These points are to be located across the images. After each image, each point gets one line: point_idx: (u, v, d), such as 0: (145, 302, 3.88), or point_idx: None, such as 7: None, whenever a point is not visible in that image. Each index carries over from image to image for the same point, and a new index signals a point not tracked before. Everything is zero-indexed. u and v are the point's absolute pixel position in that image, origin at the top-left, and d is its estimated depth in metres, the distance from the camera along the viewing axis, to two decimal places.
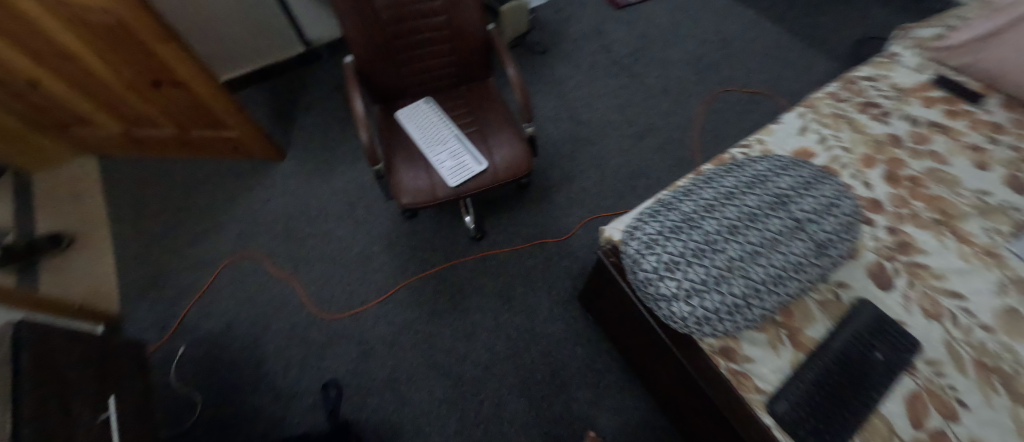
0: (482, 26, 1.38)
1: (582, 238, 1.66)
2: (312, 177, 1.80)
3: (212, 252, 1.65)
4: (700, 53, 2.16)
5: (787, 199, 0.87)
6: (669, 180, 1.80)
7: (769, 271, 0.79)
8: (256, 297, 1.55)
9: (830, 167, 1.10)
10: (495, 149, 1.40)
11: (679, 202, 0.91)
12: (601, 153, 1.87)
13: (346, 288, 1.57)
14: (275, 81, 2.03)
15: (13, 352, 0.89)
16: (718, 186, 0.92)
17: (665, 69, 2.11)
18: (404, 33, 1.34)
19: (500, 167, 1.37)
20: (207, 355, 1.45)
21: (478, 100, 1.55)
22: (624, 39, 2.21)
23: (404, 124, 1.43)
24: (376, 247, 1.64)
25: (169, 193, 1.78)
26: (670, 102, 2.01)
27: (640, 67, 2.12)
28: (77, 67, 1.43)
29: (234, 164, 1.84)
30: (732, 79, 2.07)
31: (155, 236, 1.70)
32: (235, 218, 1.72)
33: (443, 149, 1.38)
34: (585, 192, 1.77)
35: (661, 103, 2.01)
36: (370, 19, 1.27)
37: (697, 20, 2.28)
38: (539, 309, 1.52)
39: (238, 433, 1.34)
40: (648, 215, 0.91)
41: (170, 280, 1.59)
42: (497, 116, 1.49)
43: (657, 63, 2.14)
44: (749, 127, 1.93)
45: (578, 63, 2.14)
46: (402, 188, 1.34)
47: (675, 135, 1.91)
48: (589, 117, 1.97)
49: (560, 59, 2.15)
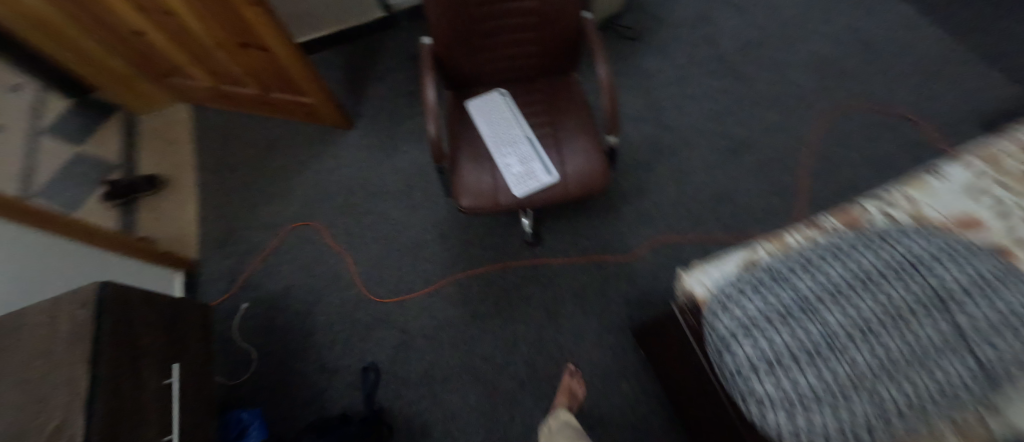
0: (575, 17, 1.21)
1: (647, 261, 1.51)
2: (377, 151, 1.78)
3: (278, 214, 1.70)
4: (826, 57, 1.82)
5: (957, 301, 0.64)
6: (760, 208, 1.57)
7: (916, 397, 0.59)
8: (312, 266, 1.59)
9: (1003, 245, 0.86)
10: (568, 159, 1.26)
11: (792, 277, 0.74)
12: (684, 166, 1.67)
13: (397, 273, 1.56)
14: (354, 44, 1.99)
15: (96, 312, 0.93)
16: (848, 262, 0.73)
17: (779, 73, 1.81)
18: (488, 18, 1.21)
19: (572, 180, 1.24)
20: (263, 316, 1.51)
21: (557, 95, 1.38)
22: (735, 30, 1.91)
23: (474, 118, 1.32)
24: (430, 235, 1.61)
25: (244, 148, 1.83)
26: (778, 114, 1.73)
27: (748, 67, 1.83)
28: (175, 22, 1.46)
29: (307, 127, 1.86)
30: (862, 92, 1.73)
31: (229, 189, 1.77)
32: (302, 183, 1.75)
33: (511, 153, 1.27)
34: (658, 209, 1.59)
35: (767, 113, 1.73)
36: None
37: (830, 14, 1.91)
38: (587, 331, 1.43)
39: (282, 397, 1.40)
40: (748, 288, 0.76)
41: (239, 235, 1.66)
42: (576, 117, 1.33)
43: (771, 63, 1.83)
44: (872, 156, 1.62)
45: (675, 55, 1.89)
46: (463, 189, 1.25)
47: (776, 156, 1.65)
48: (678, 122, 1.75)
49: (656, 47, 1.91)
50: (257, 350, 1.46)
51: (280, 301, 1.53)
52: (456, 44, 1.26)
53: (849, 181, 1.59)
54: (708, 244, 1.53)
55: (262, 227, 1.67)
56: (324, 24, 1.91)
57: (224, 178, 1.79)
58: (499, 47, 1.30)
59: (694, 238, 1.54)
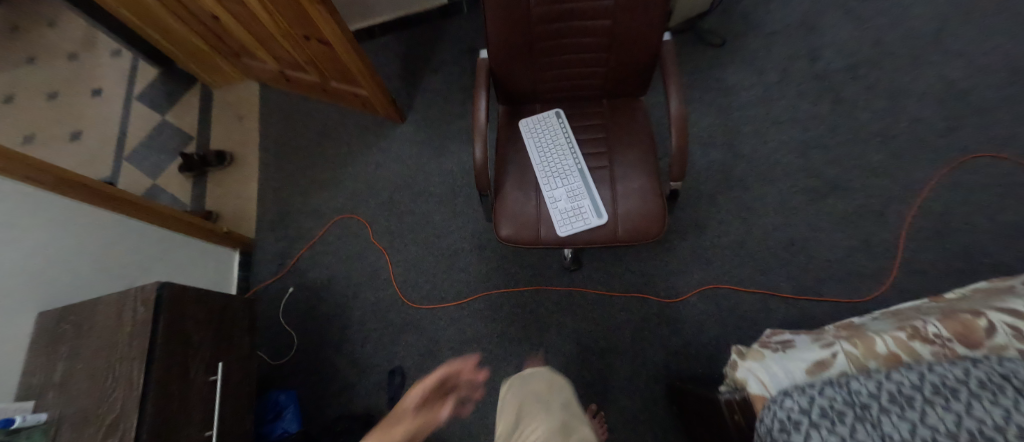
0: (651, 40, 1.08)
1: (693, 306, 1.39)
2: (427, 149, 1.75)
3: (327, 203, 1.73)
4: (952, 88, 1.52)
5: None
6: (837, 263, 1.38)
7: None
8: (353, 260, 1.62)
9: None
10: (621, 199, 1.15)
11: (877, 410, 0.67)
12: (753, 203, 1.49)
13: (433, 279, 1.56)
14: (417, 30, 1.94)
15: (155, 312, 0.95)
16: (949, 406, 0.64)
17: (887, 103, 1.54)
18: (553, 34, 1.09)
19: (622, 222, 1.13)
20: (305, 303, 1.58)
21: (617, 120, 1.25)
22: (841, 45, 1.63)
23: (526, 141, 1.23)
24: (468, 245, 1.58)
25: (304, 132, 1.88)
26: (880, 152, 1.48)
27: (850, 92, 1.57)
28: (244, 9, 1.47)
29: (362, 116, 1.85)
30: (993, 136, 1.44)
31: (286, 171, 1.83)
32: (352, 174, 1.77)
33: (561, 185, 1.16)
34: (715, 249, 1.45)
35: (865, 151, 1.49)
36: (523, 12, 1.03)
37: (967, 33, 1.58)
38: (619, 372, 1.36)
39: (315, 385, 1.47)
40: (822, 421, 0.68)
41: (291, 220, 1.72)
42: (636, 151, 1.20)
43: (881, 89, 1.56)
44: (992, 218, 1.36)
45: (763, 68, 1.65)
46: (505, 218, 1.17)
47: (866, 204, 1.43)
48: (754, 150, 1.55)
49: (742, 57, 1.67)
50: (297, 336, 1.53)
51: (322, 290, 1.59)
52: (515, 60, 1.15)
53: (957, 244, 1.35)
54: (768, 297, 1.37)
55: (312, 214, 1.72)
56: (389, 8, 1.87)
57: (284, 160, 1.85)
58: (562, 65, 1.18)
59: (754, 288, 1.39)
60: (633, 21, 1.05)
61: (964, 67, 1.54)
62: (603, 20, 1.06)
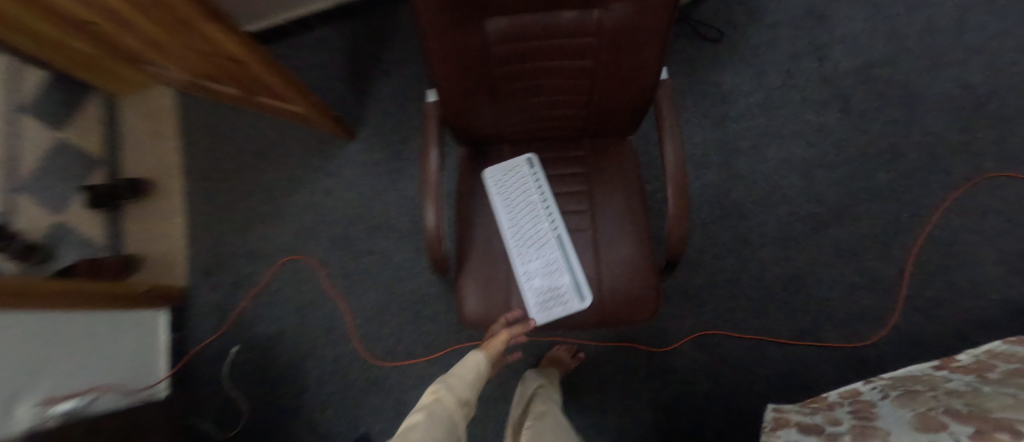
0: (648, 81, 0.84)
1: (685, 356, 1.27)
2: (381, 173, 1.51)
3: (269, 242, 1.50)
4: (973, 94, 1.35)
5: None
6: (837, 304, 1.27)
7: None
8: (305, 311, 1.43)
9: None
10: (606, 273, 0.98)
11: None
12: (750, 235, 1.34)
13: (397, 331, 1.39)
14: (360, 20, 1.61)
15: None
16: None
17: (903, 112, 1.36)
18: (522, 76, 0.84)
19: (608, 299, 0.97)
20: (253, 364, 1.40)
21: (601, 167, 1.05)
22: (854, 41, 1.42)
23: (493, 199, 1.02)
24: (435, 289, 1.40)
25: (233, 153, 1.58)
26: (891, 172, 1.33)
27: (862, 98, 1.38)
28: (125, 20, 1.12)
29: (301, 133, 1.56)
30: (1013, 151, 1.30)
31: (217, 203, 1.55)
32: (295, 204, 1.52)
33: (535, 258, 0.99)
34: (709, 289, 1.31)
35: (875, 170, 1.33)
36: (479, 59, 0.77)
37: (993, 26, 1.38)
38: (604, 431, 1.26)
39: None
40: None
41: (228, 263, 1.49)
42: (623, 209, 1.01)
43: (896, 94, 1.37)
44: (1004, 247, 1.25)
45: (767, 70, 1.43)
46: (470, 295, 0.99)
47: (871, 234, 1.30)
48: (753, 171, 1.37)
49: (742, 56, 1.44)
50: (248, 402, 1.37)
51: (271, 349, 1.40)
52: (474, 106, 0.90)
53: (964, 278, 1.24)
54: (763, 343, 1.27)
55: (252, 256, 1.49)
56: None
57: (210, 188, 1.56)
58: (533, 105, 0.95)
59: (748, 333, 1.28)
60: (625, 64, 0.80)
61: (988, 67, 1.36)
62: (584, 60, 0.82)
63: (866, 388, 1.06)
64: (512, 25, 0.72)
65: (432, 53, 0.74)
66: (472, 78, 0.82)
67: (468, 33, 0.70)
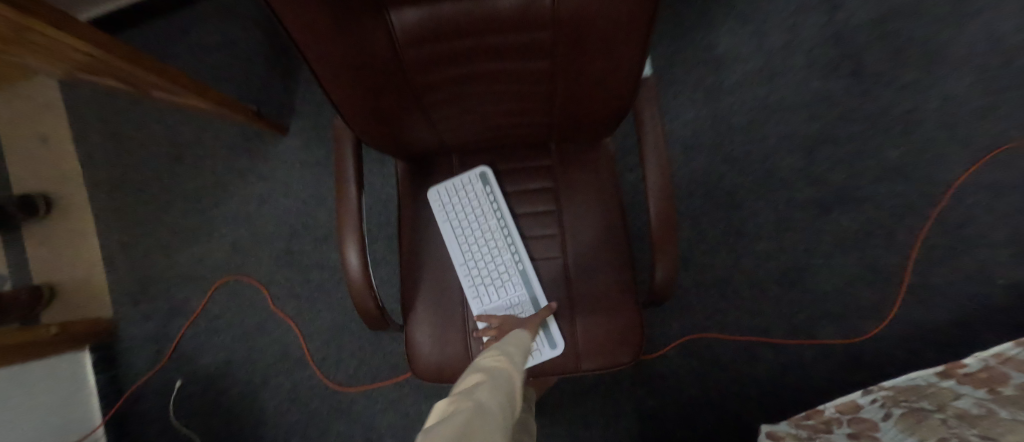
0: (625, 84, 0.63)
1: (673, 363, 1.17)
2: (323, 174, 1.29)
3: (203, 260, 1.31)
4: (1002, 49, 1.17)
5: None
6: (838, 298, 1.16)
7: None
8: (253, 337, 1.27)
9: None
10: (579, 308, 0.84)
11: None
12: (745, 225, 1.19)
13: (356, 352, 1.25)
14: None
15: None
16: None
17: (920, 75, 1.18)
18: (456, 82, 0.63)
19: (582, 340, 0.83)
20: (203, 397, 1.26)
21: (571, 179, 0.86)
22: None
23: (441, 228, 0.85)
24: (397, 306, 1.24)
25: (146, 157, 1.34)
26: (901, 145, 1.17)
27: (873, 60, 1.20)
28: None
29: (222, 129, 1.33)
30: None
31: (134, 218, 1.33)
32: (227, 215, 1.32)
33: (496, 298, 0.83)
34: (699, 290, 1.19)
35: (885, 143, 1.18)
36: (385, 64, 0.54)
37: None
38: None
39: None
40: None
41: (159, 288, 1.31)
42: (594, 229, 0.85)
43: (913, 51, 1.19)
44: (1023, 226, 1.12)
45: (765, 31, 1.23)
46: (419, 343, 0.84)
47: (877, 218, 1.17)
48: (749, 152, 1.20)
49: (736, 15, 1.23)
50: (202, 439, 1.25)
51: (220, 380, 1.27)
52: (399, 117, 0.69)
53: (978, 262, 1.13)
54: (758, 345, 1.16)
55: (185, 278, 1.31)
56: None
57: (124, 200, 1.34)
58: (480, 111, 0.72)
59: (742, 335, 1.17)
60: (593, 65, 0.59)
61: (1021, 11, 1.17)
62: (539, 62, 0.59)
63: (865, 400, 0.97)
64: (427, 20, 0.49)
65: (311, 55, 0.51)
66: (384, 84, 0.59)
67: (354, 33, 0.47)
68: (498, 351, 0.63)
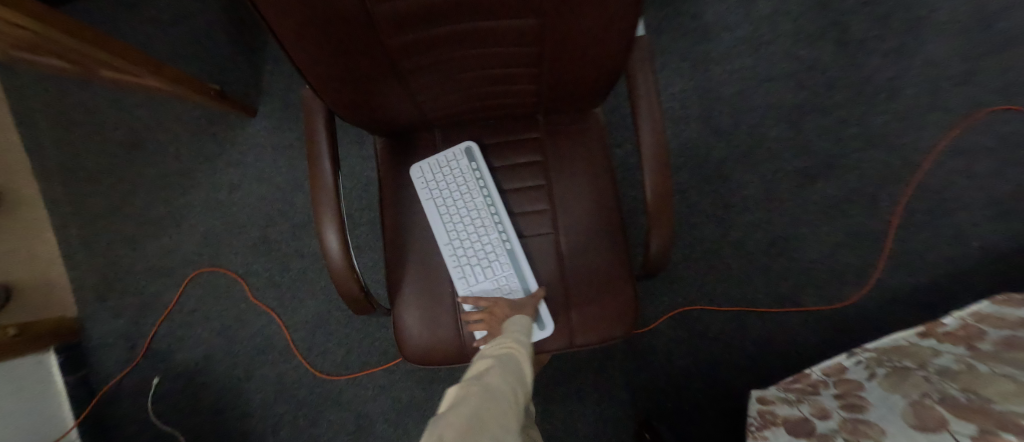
0: (614, 43, 0.59)
1: (665, 337, 1.18)
2: (297, 157, 1.22)
3: (173, 253, 1.24)
4: (981, 14, 1.17)
5: None
6: (823, 266, 1.18)
7: None
8: (233, 329, 1.22)
9: None
10: (571, 285, 0.82)
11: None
12: (733, 197, 1.19)
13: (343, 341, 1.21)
14: None
15: None
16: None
17: (902, 41, 1.18)
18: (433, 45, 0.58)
19: (576, 315, 0.81)
20: (183, 394, 1.21)
21: (559, 153, 0.83)
22: None
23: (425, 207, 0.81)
24: None
25: (101, 144, 1.24)
26: (884, 112, 1.18)
27: (858, 26, 1.19)
28: None
29: (184, 111, 1.24)
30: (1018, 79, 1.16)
31: (93, 209, 1.25)
32: (196, 204, 1.24)
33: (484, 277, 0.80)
34: (689, 263, 1.19)
35: (869, 110, 1.18)
36: (356, 22, 0.50)
37: None
38: (584, 426, 1.17)
39: None
40: None
41: (126, 283, 1.23)
42: (586, 202, 0.82)
43: (895, 16, 1.18)
44: (1000, 189, 1.14)
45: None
46: (407, 325, 0.81)
47: (861, 185, 1.18)
48: (736, 123, 1.19)
49: None
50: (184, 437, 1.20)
51: (200, 377, 1.22)
52: (374, 86, 0.64)
53: (958, 226, 1.15)
54: (747, 314, 1.17)
55: (154, 272, 1.24)
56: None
57: (81, 191, 1.24)
58: (461, 80, 0.68)
59: (731, 306, 1.18)
60: (579, 23, 0.55)
61: None
62: (523, 21, 0.55)
63: (851, 363, 0.97)
64: None
65: (270, 12, 0.46)
66: (355, 46, 0.55)
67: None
68: (508, 339, 0.63)
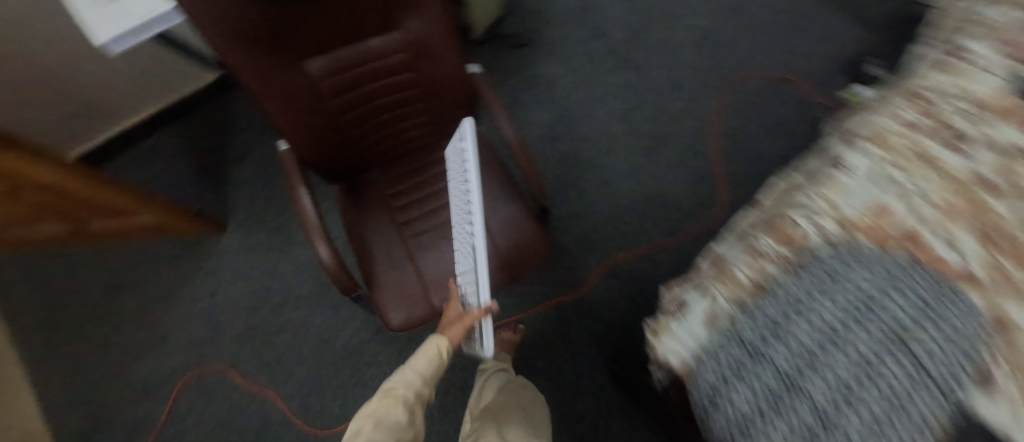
0: (467, 74, 1.01)
1: (603, 290, 1.45)
2: (266, 251, 1.45)
3: (160, 369, 1.33)
4: (709, 27, 1.82)
5: (891, 321, 0.57)
6: (691, 202, 1.58)
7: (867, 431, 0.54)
8: (230, 419, 1.30)
9: None
10: (497, 234, 1.11)
11: (799, 409, 0.59)
12: (609, 177, 1.61)
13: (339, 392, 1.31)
14: (194, 118, 1.59)
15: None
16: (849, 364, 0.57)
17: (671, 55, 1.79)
18: (356, 102, 0.97)
19: (503, 250, 1.11)
20: None
21: None
22: (618, 17, 1.85)
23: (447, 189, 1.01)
24: (366, 335, 1.36)
25: (83, 295, 1.40)
26: (679, 97, 1.73)
27: (640, 54, 1.79)
28: None
29: (159, 246, 1.45)
30: (747, 56, 1.77)
31: (76, 357, 1.34)
32: (179, 319, 1.38)
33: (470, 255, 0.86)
34: (599, 230, 1.53)
35: (669, 98, 1.72)
36: (310, 93, 0.89)
37: None
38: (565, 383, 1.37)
39: None
40: (728, 377, 0.67)
41: (117, 414, 1.30)
42: (488, 178, 1.16)
43: (658, 38, 1.79)
44: (770, 118, 1.68)
45: (569, 56, 1.79)
46: (387, 300, 1.07)
47: (689, 143, 1.66)
48: (590, 131, 1.67)
49: (545, 52, 1.79)
50: None
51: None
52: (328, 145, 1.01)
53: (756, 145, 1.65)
54: (655, 253, 1.50)
55: (146, 396, 1.31)
56: (131, 84, 1.40)
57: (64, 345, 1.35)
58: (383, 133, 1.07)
59: (641, 250, 1.50)
60: (437, 67, 0.96)
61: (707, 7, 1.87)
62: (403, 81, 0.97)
63: None
64: (328, 59, 0.87)
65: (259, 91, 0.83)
66: (313, 113, 0.93)
67: (285, 68, 0.82)
68: (395, 384, 0.84)
